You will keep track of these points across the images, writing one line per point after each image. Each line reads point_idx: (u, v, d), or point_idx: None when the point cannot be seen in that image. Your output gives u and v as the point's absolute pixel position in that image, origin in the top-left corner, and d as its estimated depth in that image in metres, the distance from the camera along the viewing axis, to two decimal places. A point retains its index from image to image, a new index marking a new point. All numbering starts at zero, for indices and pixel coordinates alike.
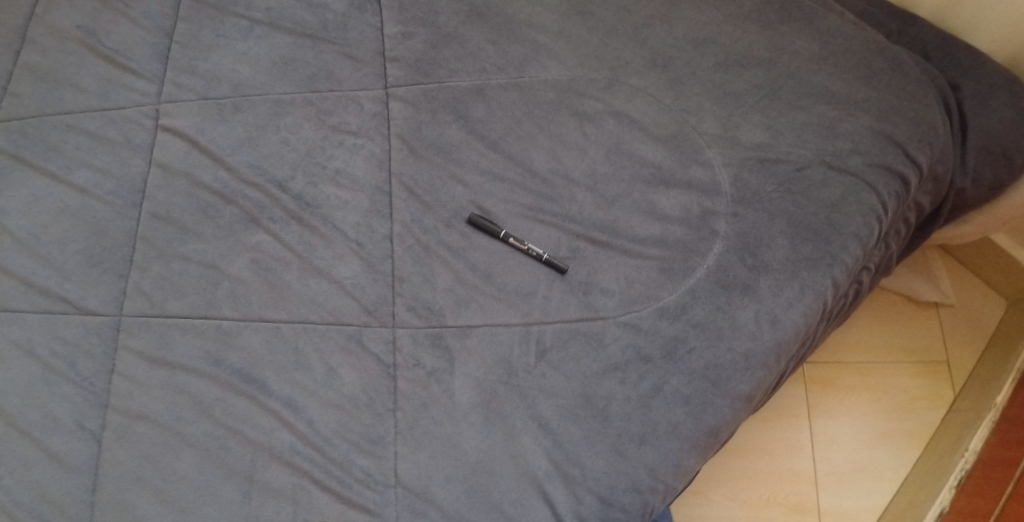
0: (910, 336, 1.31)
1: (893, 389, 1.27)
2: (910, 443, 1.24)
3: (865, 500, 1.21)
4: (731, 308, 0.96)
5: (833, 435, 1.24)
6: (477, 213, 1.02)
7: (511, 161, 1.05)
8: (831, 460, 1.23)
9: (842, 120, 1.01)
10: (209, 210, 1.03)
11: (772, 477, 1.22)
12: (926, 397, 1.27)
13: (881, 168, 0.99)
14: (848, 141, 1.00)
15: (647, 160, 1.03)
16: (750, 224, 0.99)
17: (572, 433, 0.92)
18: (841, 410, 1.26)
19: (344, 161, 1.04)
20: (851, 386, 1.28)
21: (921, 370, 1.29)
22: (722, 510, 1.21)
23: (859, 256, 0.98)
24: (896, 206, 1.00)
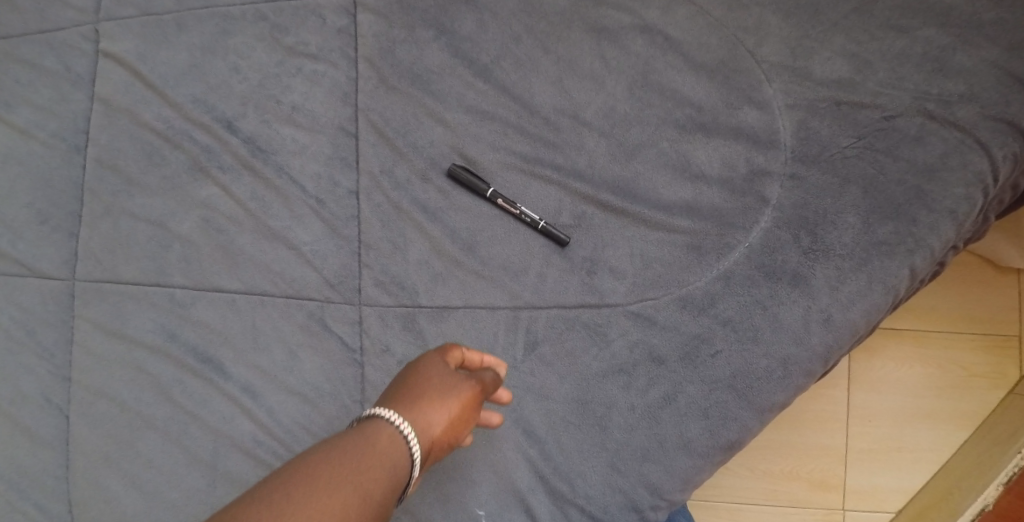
0: (980, 306, 1.08)
1: (951, 364, 1.07)
2: (961, 424, 1.06)
3: (898, 481, 1.07)
4: (774, 302, 0.76)
5: (874, 409, 1.08)
6: (460, 165, 0.82)
7: (506, 94, 0.82)
8: (866, 436, 1.08)
9: (957, 50, 0.74)
10: (154, 157, 0.87)
11: (797, 450, 1.08)
12: (987, 375, 1.07)
13: (1000, 122, 0.73)
14: (961, 80, 0.74)
15: (682, 96, 0.79)
16: (812, 191, 0.76)
17: (563, 441, 0.78)
18: (886, 382, 1.08)
19: (303, 95, 0.85)
20: (902, 357, 1.08)
21: (988, 345, 1.07)
22: (737, 480, 1.09)
23: (952, 239, 0.74)
24: (1012, 172, 0.74)
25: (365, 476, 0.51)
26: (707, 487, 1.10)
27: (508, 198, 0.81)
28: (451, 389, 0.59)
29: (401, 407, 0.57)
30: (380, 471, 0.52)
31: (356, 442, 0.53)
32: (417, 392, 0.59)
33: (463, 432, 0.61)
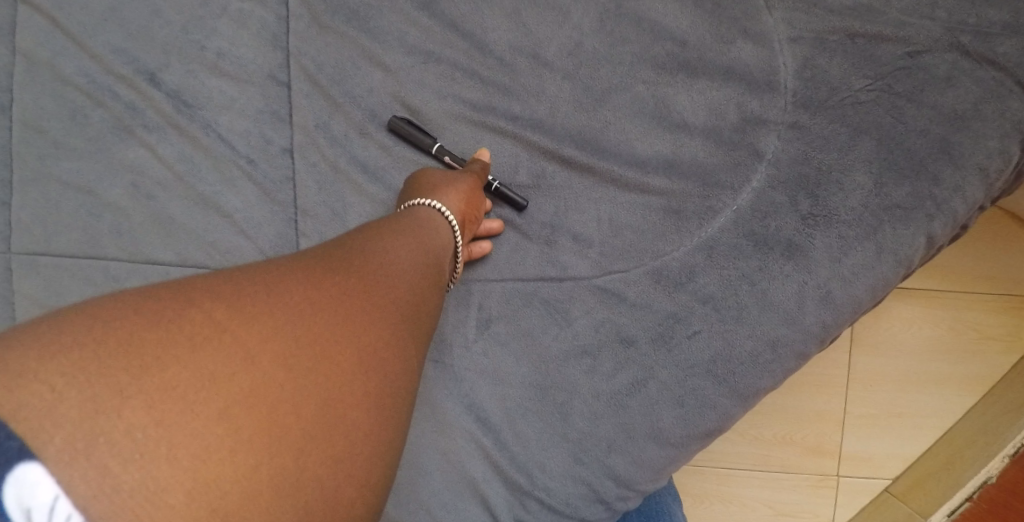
0: (1005, 262, 0.94)
1: (961, 325, 0.95)
2: (968, 389, 0.96)
3: (896, 447, 0.97)
4: (762, 277, 0.64)
5: (876, 373, 0.97)
6: (402, 116, 0.71)
7: (454, 31, 0.70)
8: (866, 401, 0.97)
9: None
10: (75, 115, 0.77)
11: (792, 414, 0.98)
12: (1000, 337, 0.95)
13: None
14: (1008, 7, 0.60)
15: (662, 28, 0.66)
16: (816, 143, 0.63)
17: (521, 431, 0.69)
18: (893, 344, 0.97)
19: (230, 39, 0.75)
20: (910, 318, 0.96)
21: (1004, 306, 0.95)
22: (728, 444, 1.00)
23: (979, 202, 0.62)
24: None
25: (432, 232, 0.59)
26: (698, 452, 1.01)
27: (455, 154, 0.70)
28: (460, 178, 0.65)
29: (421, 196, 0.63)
30: (431, 229, 0.59)
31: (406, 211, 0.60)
32: (433, 182, 0.64)
33: (479, 212, 0.66)
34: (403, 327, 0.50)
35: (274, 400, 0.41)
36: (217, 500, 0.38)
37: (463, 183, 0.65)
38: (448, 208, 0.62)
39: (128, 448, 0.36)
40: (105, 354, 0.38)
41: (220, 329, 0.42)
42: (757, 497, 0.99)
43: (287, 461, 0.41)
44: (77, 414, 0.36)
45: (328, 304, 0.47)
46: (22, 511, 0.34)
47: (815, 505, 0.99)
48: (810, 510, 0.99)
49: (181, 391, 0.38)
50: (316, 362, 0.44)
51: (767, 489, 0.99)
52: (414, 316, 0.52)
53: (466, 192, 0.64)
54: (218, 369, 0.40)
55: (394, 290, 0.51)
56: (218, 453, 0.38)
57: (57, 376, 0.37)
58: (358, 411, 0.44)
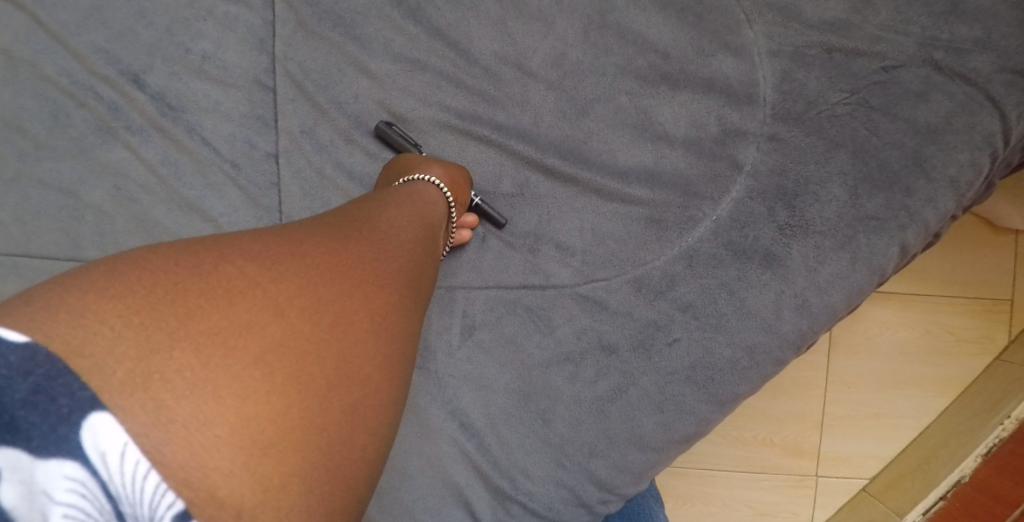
0: (976, 268, 0.98)
1: (936, 328, 0.98)
2: (943, 390, 0.99)
3: (874, 447, 1.00)
4: (741, 286, 0.65)
5: (854, 374, 0.99)
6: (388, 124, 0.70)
7: (440, 40, 0.71)
8: (844, 403, 1.00)
9: None
10: (56, 114, 0.76)
11: (772, 415, 1.00)
12: (975, 340, 0.98)
13: (1020, 76, 0.62)
14: (978, 25, 0.62)
15: (645, 40, 0.67)
16: (793, 155, 0.65)
17: (504, 436, 0.70)
18: (870, 346, 0.99)
19: (215, 42, 0.75)
20: (887, 321, 0.99)
21: (978, 309, 0.98)
22: (710, 446, 1.02)
23: (951, 213, 0.64)
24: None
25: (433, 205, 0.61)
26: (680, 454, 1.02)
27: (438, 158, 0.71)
28: (450, 162, 0.67)
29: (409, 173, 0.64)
30: (427, 203, 0.61)
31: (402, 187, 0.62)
32: (424, 163, 0.66)
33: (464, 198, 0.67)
34: (411, 291, 0.52)
35: (309, 348, 0.43)
36: (259, 438, 0.39)
37: (452, 165, 0.66)
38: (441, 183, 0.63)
39: (179, 388, 0.38)
40: (150, 300, 0.39)
41: (252, 283, 0.43)
42: (738, 498, 1.01)
43: (323, 405, 0.42)
44: (129, 355, 0.37)
45: (351, 264, 0.48)
46: (97, 454, 0.35)
47: (795, 506, 1.01)
48: (789, 511, 1.01)
49: (224, 336, 0.40)
50: (344, 314, 0.45)
51: (747, 489, 1.01)
52: (419, 284, 0.53)
53: (455, 174, 0.65)
54: (253, 317, 0.41)
55: (403, 256, 0.53)
56: (257, 394, 0.40)
57: (112, 317, 0.38)
58: (383, 364, 0.46)
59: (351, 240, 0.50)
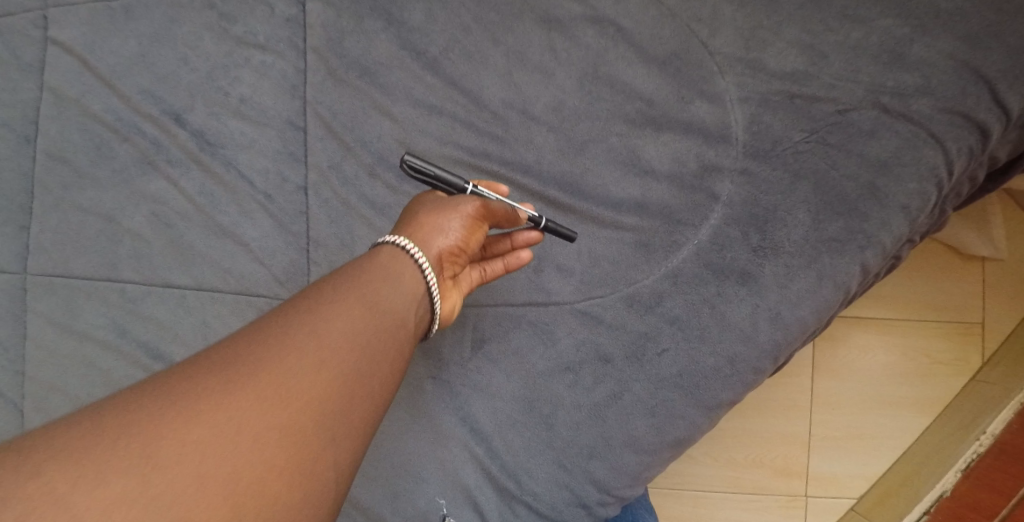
0: (946, 293, 1.08)
1: (913, 351, 1.08)
2: (923, 411, 1.07)
3: (860, 466, 1.08)
4: (722, 301, 0.75)
5: (835, 396, 1.09)
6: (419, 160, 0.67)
7: (454, 88, 0.81)
8: (828, 424, 1.09)
9: (916, 40, 0.70)
10: (102, 148, 0.86)
11: (761, 437, 1.09)
12: (950, 362, 1.07)
13: (959, 116, 0.70)
14: (920, 73, 0.70)
15: (633, 89, 0.77)
16: (762, 187, 0.74)
17: (509, 440, 0.78)
18: (850, 369, 1.09)
19: (251, 87, 0.84)
20: (867, 345, 1.08)
21: (952, 332, 1.07)
22: (702, 468, 1.10)
23: (904, 234, 0.73)
24: (969, 165, 0.72)
25: (361, 305, 0.56)
26: (671, 475, 1.11)
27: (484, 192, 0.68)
28: (443, 219, 0.63)
29: (399, 234, 0.62)
30: (359, 303, 0.55)
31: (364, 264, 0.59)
32: (410, 225, 0.63)
33: (475, 244, 0.66)
34: (276, 449, 0.47)
35: None
36: None
37: (444, 222, 0.63)
38: (420, 254, 0.61)
39: None
40: None
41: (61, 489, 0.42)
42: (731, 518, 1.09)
43: None
44: None
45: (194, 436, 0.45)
46: None
47: None
48: None
49: None
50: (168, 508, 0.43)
51: (739, 509, 1.09)
52: (329, 408, 0.50)
53: (450, 235, 0.63)
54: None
55: (296, 393, 0.49)
56: None
57: None
58: None
59: (259, 371, 0.49)
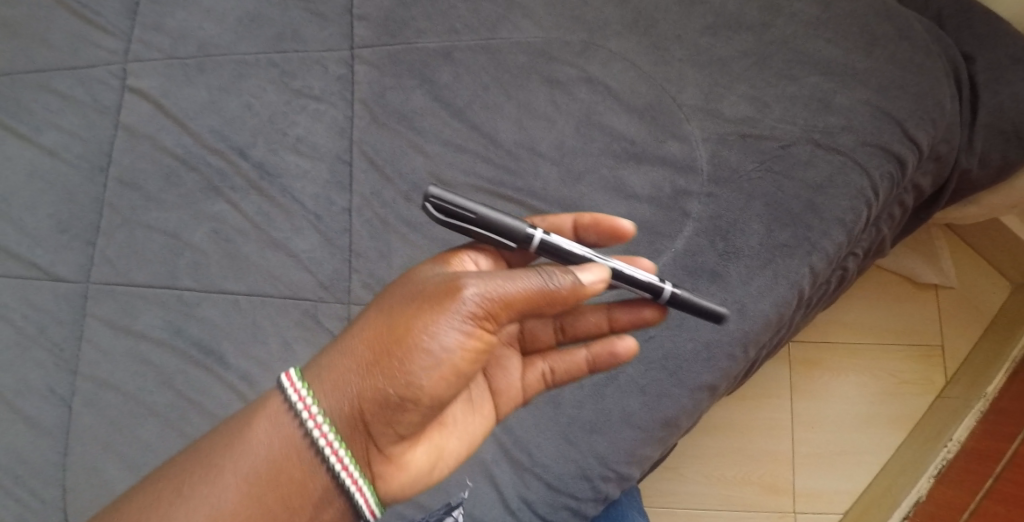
0: (905, 318, 1.24)
1: (881, 373, 1.23)
2: (896, 428, 1.21)
3: (843, 483, 1.20)
4: (697, 296, 0.91)
5: (814, 416, 1.22)
6: (465, 204, 0.69)
7: (476, 131, 1.00)
8: (811, 443, 1.21)
9: (838, 93, 0.93)
10: (171, 177, 1.03)
11: (748, 456, 1.21)
12: (916, 382, 1.22)
13: (876, 148, 0.91)
14: (843, 116, 0.92)
15: (619, 132, 0.97)
16: (725, 205, 0.93)
17: (522, 417, 0.91)
18: (825, 390, 1.23)
19: (306, 129, 1.02)
20: (840, 368, 1.23)
21: (913, 355, 1.23)
22: (693, 487, 1.21)
23: (844, 243, 0.92)
24: (891, 189, 0.92)
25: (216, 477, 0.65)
26: (665, 496, 1.21)
27: (554, 243, 0.70)
28: (361, 368, 0.65)
29: (313, 373, 0.66)
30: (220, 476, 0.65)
31: (235, 430, 0.67)
32: (327, 371, 0.66)
33: (430, 396, 0.65)
34: None
35: None
36: None
37: (358, 374, 0.64)
38: (318, 414, 0.64)
39: None
40: None
41: None
42: None
43: None
44: None
45: None
46: None
47: None
48: None
49: None
50: None
51: None
52: None
53: (382, 385, 0.64)
54: None
55: None
56: None
57: None
58: None
59: None
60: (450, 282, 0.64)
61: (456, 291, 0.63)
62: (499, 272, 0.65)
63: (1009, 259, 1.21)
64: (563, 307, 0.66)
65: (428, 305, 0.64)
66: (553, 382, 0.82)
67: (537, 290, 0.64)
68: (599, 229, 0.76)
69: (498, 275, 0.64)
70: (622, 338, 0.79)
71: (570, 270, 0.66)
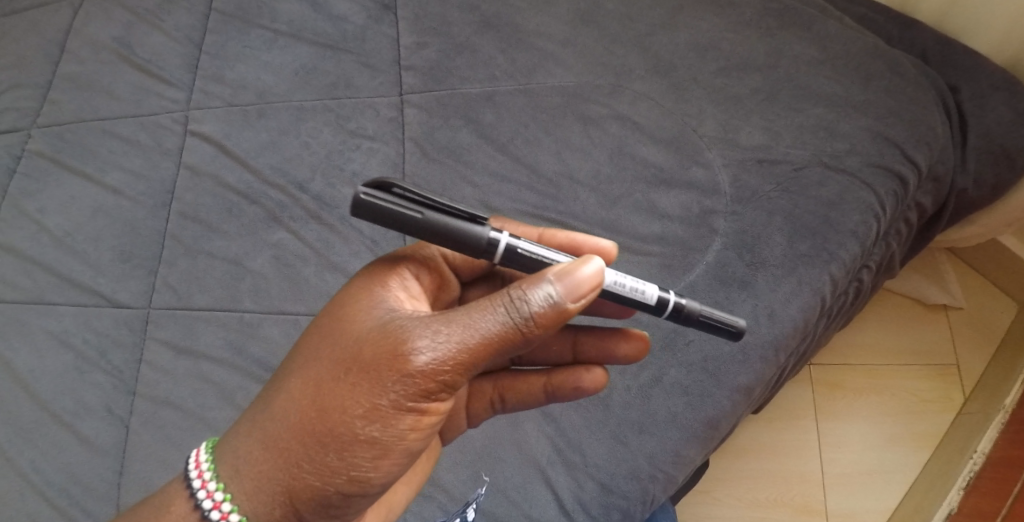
0: (920, 340, 1.34)
1: (902, 392, 1.31)
2: (920, 445, 1.27)
3: (875, 502, 1.24)
4: (730, 302, 0.99)
5: (840, 436, 1.29)
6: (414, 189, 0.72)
7: (519, 163, 1.09)
8: (839, 462, 1.27)
9: (841, 122, 1.05)
10: (234, 211, 1.11)
11: (779, 477, 1.27)
12: (937, 399, 1.30)
13: (880, 168, 1.02)
14: (847, 142, 1.04)
15: (648, 161, 1.07)
16: (748, 222, 1.02)
17: (573, 419, 0.97)
18: (848, 411, 1.30)
19: (361, 164, 1.11)
20: (860, 388, 1.31)
21: (930, 373, 1.32)
22: (728, 509, 1.25)
23: (858, 253, 1.01)
24: (896, 204, 1.03)
25: None
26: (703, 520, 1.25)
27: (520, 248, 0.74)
28: (290, 461, 0.69)
29: (231, 471, 0.71)
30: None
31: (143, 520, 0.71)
32: (250, 467, 0.70)
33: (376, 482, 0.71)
34: None
35: None
36: None
37: (285, 471, 0.69)
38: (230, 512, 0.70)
39: None
40: None
41: None
42: None
43: None
44: None
45: None
46: None
47: None
48: None
49: None
50: None
51: None
52: None
53: (321, 480, 0.69)
54: None
55: None
56: None
57: None
58: None
59: None
60: (385, 353, 0.69)
61: (394, 367, 0.68)
62: (446, 327, 0.68)
63: (1011, 280, 1.33)
64: (526, 341, 0.69)
65: (361, 386, 0.69)
66: (501, 407, 0.93)
67: (489, 337, 0.68)
68: (577, 252, 0.84)
69: (439, 336, 0.68)
70: (589, 371, 0.88)
71: (534, 288, 0.68)
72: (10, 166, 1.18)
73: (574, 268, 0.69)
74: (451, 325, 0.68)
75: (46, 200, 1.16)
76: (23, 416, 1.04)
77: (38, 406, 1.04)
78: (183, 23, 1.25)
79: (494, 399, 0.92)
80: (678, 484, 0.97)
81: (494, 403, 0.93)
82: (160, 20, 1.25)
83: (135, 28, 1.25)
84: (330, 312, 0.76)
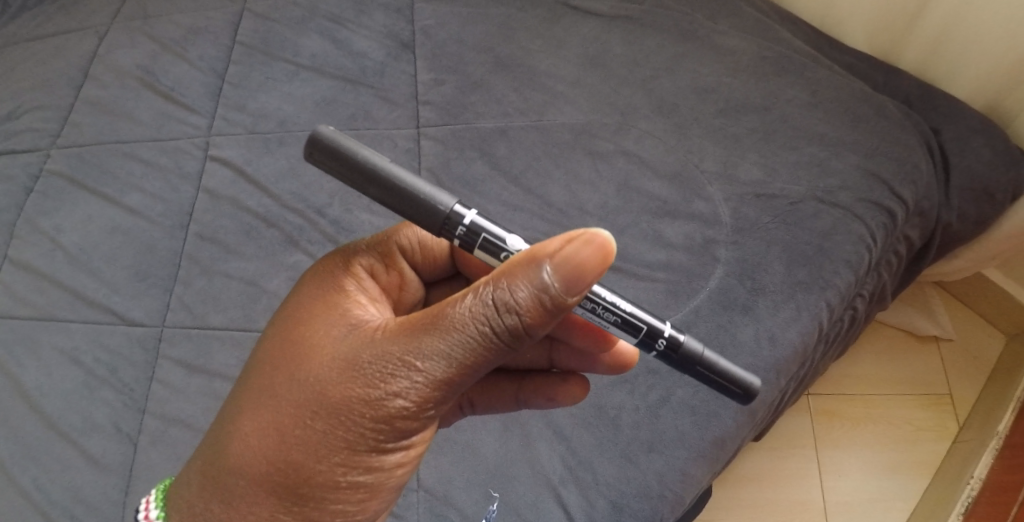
0: (913, 370, 1.41)
1: (898, 420, 1.37)
2: (919, 472, 1.32)
3: None
4: (733, 326, 1.03)
5: (839, 465, 1.34)
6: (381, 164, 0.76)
7: (530, 194, 1.14)
8: (838, 491, 1.32)
9: (831, 159, 1.12)
10: (251, 233, 1.13)
11: (783, 505, 1.31)
12: (931, 427, 1.36)
13: (870, 203, 1.09)
14: (837, 178, 1.11)
15: (653, 193, 1.13)
16: (749, 251, 1.07)
17: (583, 438, 1.00)
18: (845, 442, 1.36)
19: None
20: (857, 417, 1.38)
21: (924, 402, 1.38)
22: None
23: (853, 281, 1.06)
24: (886, 237, 1.09)
25: None
26: None
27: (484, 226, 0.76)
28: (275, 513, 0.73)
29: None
30: None
31: None
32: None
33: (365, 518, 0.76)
34: None
35: None
36: None
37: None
38: None
39: None
40: None
41: None
42: None
43: None
44: None
45: None
46: None
47: None
48: None
49: None
50: None
51: None
52: None
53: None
54: None
55: None
56: None
57: None
58: None
59: None
60: (357, 399, 0.72)
61: (369, 413, 0.72)
62: (421, 360, 0.71)
63: (997, 314, 1.40)
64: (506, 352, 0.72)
65: (335, 434, 0.72)
66: (468, 410, 0.98)
67: (467, 362, 0.71)
68: None
69: (413, 377, 0.71)
70: (563, 384, 0.95)
71: (523, 293, 0.70)
72: (28, 185, 1.21)
73: (575, 250, 0.69)
74: (426, 361, 0.71)
75: (63, 219, 1.18)
76: (28, 433, 1.03)
77: (44, 424, 1.04)
78: (207, 54, 1.30)
79: (463, 404, 0.98)
80: (686, 505, 0.99)
81: (463, 408, 0.98)
82: (184, 51, 1.30)
83: (159, 58, 1.30)
84: (286, 357, 0.78)
